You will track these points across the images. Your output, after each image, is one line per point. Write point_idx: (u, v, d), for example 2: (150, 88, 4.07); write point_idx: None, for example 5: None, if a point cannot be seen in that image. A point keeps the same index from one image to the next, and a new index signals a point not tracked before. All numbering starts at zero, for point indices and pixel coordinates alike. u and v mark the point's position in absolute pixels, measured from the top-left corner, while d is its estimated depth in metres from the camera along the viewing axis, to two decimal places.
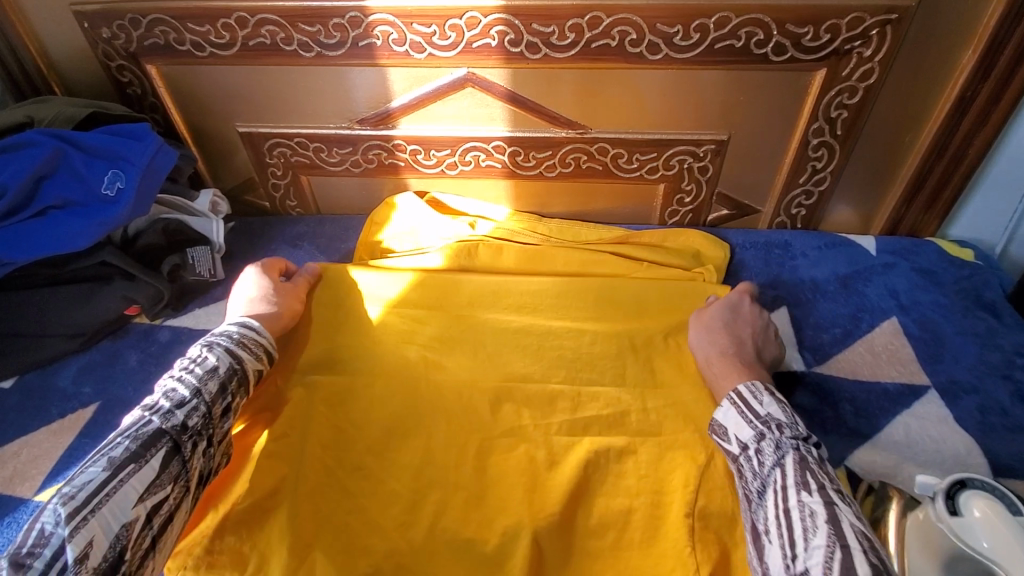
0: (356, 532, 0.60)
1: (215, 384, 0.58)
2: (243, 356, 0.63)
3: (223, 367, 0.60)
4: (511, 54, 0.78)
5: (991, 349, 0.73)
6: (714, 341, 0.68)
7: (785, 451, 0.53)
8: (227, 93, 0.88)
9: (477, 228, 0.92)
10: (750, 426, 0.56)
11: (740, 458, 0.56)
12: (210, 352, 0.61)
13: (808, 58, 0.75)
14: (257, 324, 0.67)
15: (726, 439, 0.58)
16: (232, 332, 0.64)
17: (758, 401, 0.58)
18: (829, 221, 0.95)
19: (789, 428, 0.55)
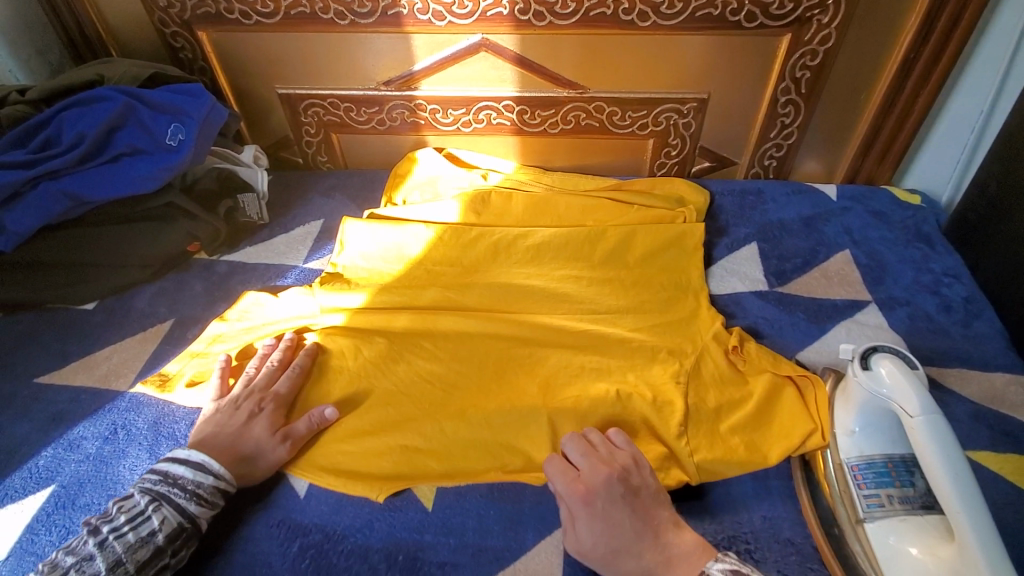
0: (397, 415, 0.73)
1: (142, 557, 0.57)
2: (193, 510, 0.62)
3: (166, 526, 0.60)
4: (520, 22, 0.90)
5: (925, 272, 0.87)
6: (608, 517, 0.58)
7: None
8: (269, 58, 0.99)
9: (489, 178, 1.04)
10: None
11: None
12: (153, 512, 0.60)
13: (774, 24, 0.88)
14: (217, 465, 0.64)
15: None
16: (180, 479, 0.63)
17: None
18: (798, 172, 1.08)
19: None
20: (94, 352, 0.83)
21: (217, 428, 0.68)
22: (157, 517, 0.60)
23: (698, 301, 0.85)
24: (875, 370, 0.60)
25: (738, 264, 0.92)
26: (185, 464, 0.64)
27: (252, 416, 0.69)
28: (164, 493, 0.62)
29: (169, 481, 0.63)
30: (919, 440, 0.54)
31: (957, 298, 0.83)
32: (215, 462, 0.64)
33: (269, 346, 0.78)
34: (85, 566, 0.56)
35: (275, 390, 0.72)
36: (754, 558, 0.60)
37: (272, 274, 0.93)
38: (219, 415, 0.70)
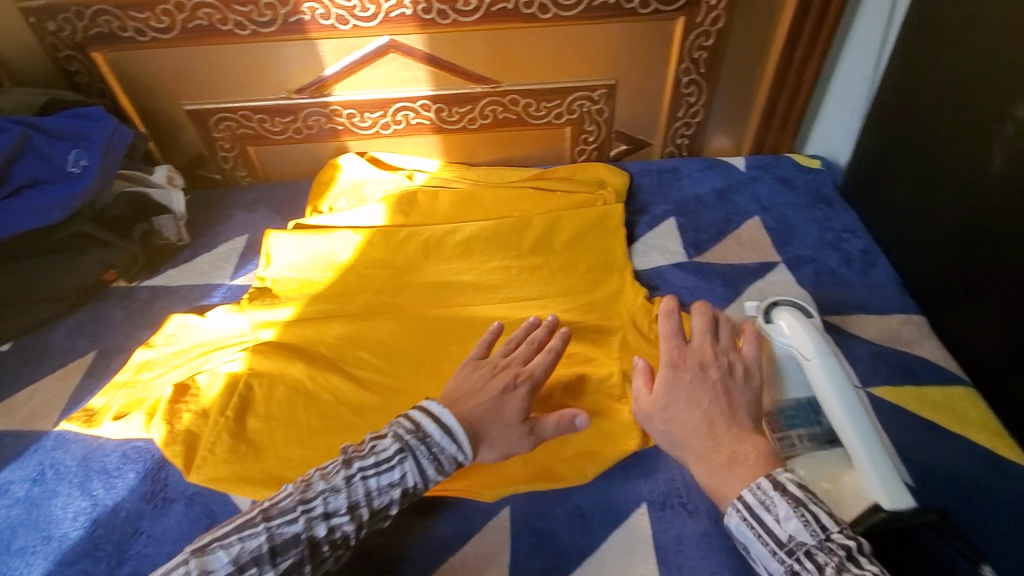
0: (340, 427, 0.72)
1: (376, 505, 0.57)
2: (430, 475, 0.58)
3: (407, 482, 0.57)
4: (425, 21, 0.91)
5: (826, 230, 0.95)
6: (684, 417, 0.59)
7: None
8: (173, 75, 0.97)
9: (414, 179, 1.04)
10: (777, 560, 0.50)
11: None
12: (402, 466, 0.57)
13: (667, 9, 0.93)
14: (462, 436, 0.59)
15: (760, 566, 0.52)
16: (399, 435, 0.59)
17: (774, 515, 0.51)
18: (710, 147, 1.14)
19: (814, 545, 0.49)
20: (11, 395, 0.80)
21: (472, 395, 0.64)
22: (399, 471, 0.57)
23: (623, 278, 0.89)
24: (775, 321, 0.69)
25: (658, 240, 0.96)
26: (437, 422, 0.60)
27: (506, 390, 0.64)
28: (411, 447, 0.58)
29: (422, 434, 0.59)
30: (817, 379, 0.62)
31: (854, 251, 0.91)
32: (462, 431, 0.60)
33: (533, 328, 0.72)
34: (331, 499, 0.55)
35: (530, 369, 0.66)
36: (687, 509, 0.64)
37: (198, 295, 0.91)
38: (478, 372, 0.66)
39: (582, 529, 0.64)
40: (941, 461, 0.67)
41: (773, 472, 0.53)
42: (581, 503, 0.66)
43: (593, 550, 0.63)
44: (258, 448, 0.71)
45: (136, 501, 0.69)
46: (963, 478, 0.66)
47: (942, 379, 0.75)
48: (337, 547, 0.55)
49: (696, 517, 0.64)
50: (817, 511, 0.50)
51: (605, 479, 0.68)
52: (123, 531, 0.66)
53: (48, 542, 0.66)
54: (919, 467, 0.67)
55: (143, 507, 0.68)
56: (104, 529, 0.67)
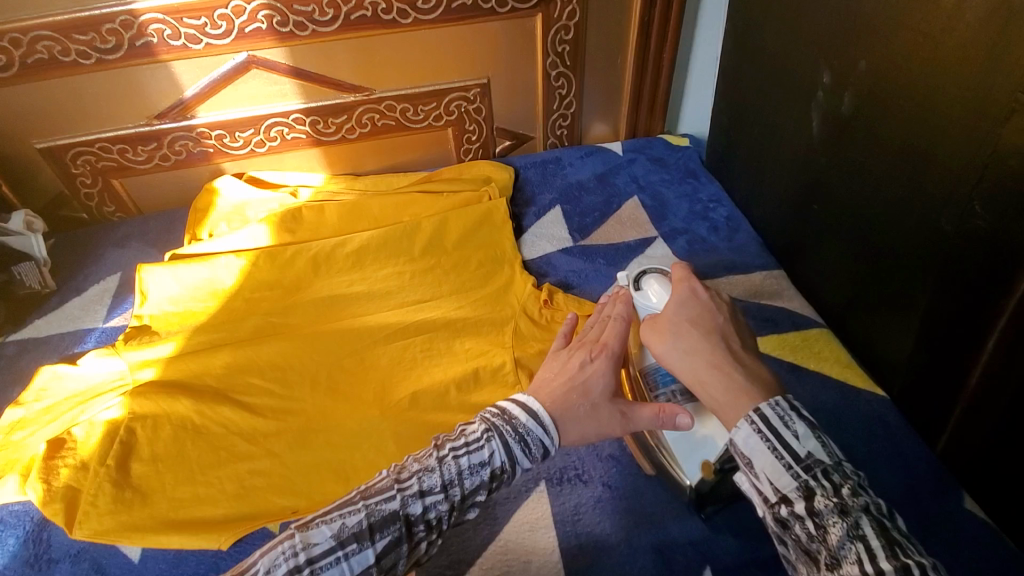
0: (235, 457, 0.71)
1: (472, 483, 0.56)
2: (517, 456, 0.58)
3: (495, 462, 0.57)
4: (283, 34, 0.89)
5: (696, 201, 1.02)
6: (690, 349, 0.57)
7: (852, 509, 0.46)
8: (12, 111, 0.90)
9: (298, 195, 1.02)
10: (790, 475, 0.48)
11: (778, 508, 0.49)
12: (490, 443, 0.57)
13: (525, 6, 0.96)
14: (547, 416, 0.59)
15: (757, 481, 0.50)
16: (506, 415, 0.60)
17: (791, 431, 0.49)
18: (590, 135, 1.20)
19: (833, 466, 0.48)
20: None
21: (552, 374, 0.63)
22: (488, 450, 0.57)
23: (513, 269, 0.92)
24: (644, 289, 0.67)
25: (546, 228, 1.00)
26: (523, 408, 0.60)
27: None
28: (497, 427, 0.59)
29: (506, 417, 0.59)
30: None
31: (722, 218, 0.98)
32: (547, 414, 0.60)
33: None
34: (426, 478, 0.56)
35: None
36: (582, 480, 0.68)
37: (69, 343, 0.85)
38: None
39: (485, 516, 0.65)
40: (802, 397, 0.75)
41: (785, 394, 0.52)
42: (484, 491, 0.68)
43: (496, 534, 0.64)
44: (147, 494, 0.68)
45: (15, 569, 0.64)
46: (821, 410, 0.74)
47: (800, 324, 0.83)
48: (422, 532, 0.54)
49: (590, 485, 0.67)
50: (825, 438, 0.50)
51: None
52: None
53: None
54: None
55: (25, 572, 0.64)
56: None
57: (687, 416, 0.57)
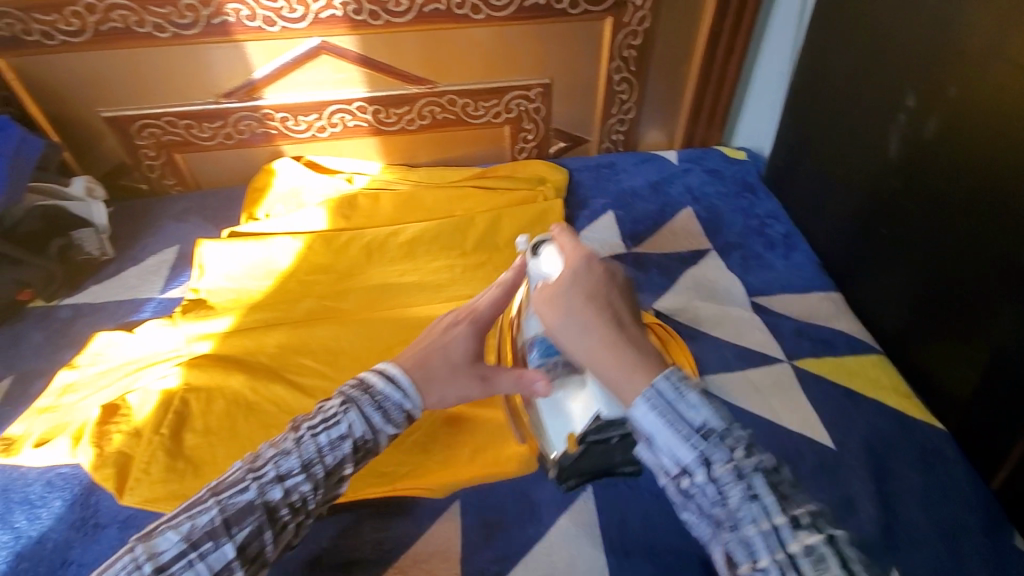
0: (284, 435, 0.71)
1: (331, 463, 0.50)
2: (377, 426, 0.52)
3: (356, 433, 0.51)
4: (357, 22, 0.90)
5: (752, 216, 1.00)
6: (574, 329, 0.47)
7: (749, 473, 0.40)
8: (88, 80, 0.92)
9: (353, 182, 1.03)
10: (689, 446, 0.41)
11: (680, 479, 0.41)
12: (348, 416, 0.51)
13: (596, 9, 0.96)
14: (407, 381, 0.54)
15: (650, 450, 0.42)
16: (368, 384, 0.53)
17: (685, 405, 0.41)
18: (644, 143, 1.19)
19: (727, 433, 0.41)
20: None
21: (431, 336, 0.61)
22: (347, 421, 0.51)
23: None
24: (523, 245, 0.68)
25: (597, 233, 0.99)
26: (381, 375, 0.54)
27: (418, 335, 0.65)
28: (354, 397, 0.52)
29: (366, 387, 0.53)
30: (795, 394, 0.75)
31: (779, 235, 0.97)
32: (406, 376, 0.54)
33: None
34: (283, 461, 0.49)
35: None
36: (632, 486, 0.67)
37: (125, 311, 0.86)
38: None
39: (531, 517, 0.65)
40: (860, 424, 0.73)
41: (683, 371, 0.44)
42: (530, 491, 0.67)
43: (543, 533, 0.64)
44: (196, 465, 0.68)
45: (65, 530, 0.64)
46: (879, 438, 0.72)
47: (858, 349, 0.81)
48: (286, 518, 0.49)
49: (640, 494, 0.66)
50: (717, 399, 0.44)
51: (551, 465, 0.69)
52: (50, 562, 0.62)
53: None
54: (840, 431, 0.72)
55: (72, 536, 0.64)
56: (28, 565, 0.62)
57: (544, 381, 0.57)
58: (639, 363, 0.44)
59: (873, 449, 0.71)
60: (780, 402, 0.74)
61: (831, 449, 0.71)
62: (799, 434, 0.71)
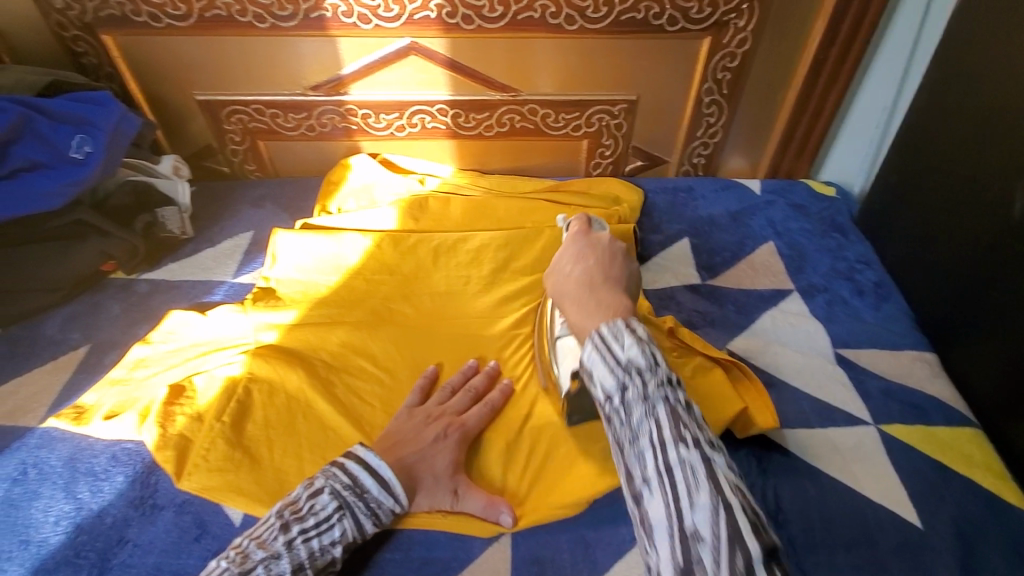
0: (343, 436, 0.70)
1: (320, 565, 0.57)
2: (368, 527, 0.61)
3: (347, 537, 0.59)
4: (449, 25, 0.89)
5: (841, 259, 0.94)
6: (570, 279, 0.58)
7: (655, 402, 0.46)
8: (186, 64, 0.94)
9: (425, 183, 1.02)
10: (612, 375, 0.48)
11: (605, 406, 0.49)
12: (341, 521, 0.59)
13: (695, 27, 0.92)
14: (401, 489, 0.62)
15: (590, 383, 0.49)
16: (357, 483, 0.61)
17: (619, 343, 0.48)
18: (725, 169, 1.14)
19: (650, 373, 0.47)
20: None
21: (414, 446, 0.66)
22: (339, 528, 0.59)
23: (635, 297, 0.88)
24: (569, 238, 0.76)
25: (671, 261, 0.95)
26: (374, 476, 0.62)
27: (438, 439, 0.67)
28: (351, 502, 0.60)
29: (358, 489, 0.61)
30: (880, 464, 0.70)
31: (868, 282, 0.91)
32: (398, 482, 0.62)
33: (477, 376, 0.75)
34: (274, 565, 0.55)
35: (465, 420, 0.70)
36: None
37: (199, 291, 0.88)
38: (413, 422, 0.68)
39: (586, 560, 0.63)
40: (953, 506, 0.66)
41: (629, 319, 0.51)
42: (585, 530, 0.65)
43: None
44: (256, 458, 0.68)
45: (124, 507, 0.65)
46: (975, 523, 0.65)
47: (952, 419, 0.74)
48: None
49: None
50: (656, 348, 0.49)
51: (611, 508, 0.67)
52: (107, 538, 0.63)
53: (27, 547, 0.62)
54: (928, 509, 0.66)
55: (130, 514, 0.65)
56: (87, 537, 0.63)
57: (509, 517, 0.63)
58: (600, 317, 0.52)
59: (968, 537, 0.64)
60: (863, 470, 0.70)
61: (917, 529, 0.65)
62: (886, 507, 0.67)
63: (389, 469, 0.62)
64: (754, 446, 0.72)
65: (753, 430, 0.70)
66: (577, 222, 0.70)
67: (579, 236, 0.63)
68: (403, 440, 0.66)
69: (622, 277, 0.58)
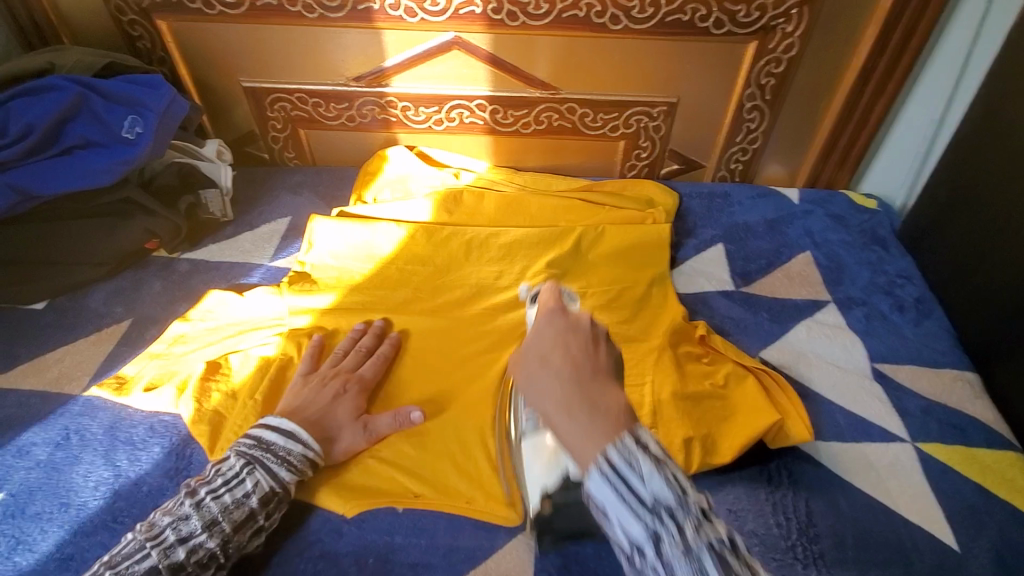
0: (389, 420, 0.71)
1: (237, 517, 0.58)
2: (283, 476, 0.61)
3: (259, 488, 0.60)
4: (493, 21, 0.90)
5: (880, 273, 0.92)
6: (545, 390, 0.44)
7: (699, 554, 0.37)
8: (235, 51, 0.97)
9: (460, 177, 1.03)
10: (639, 523, 0.38)
11: (633, 557, 0.39)
12: (253, 474, 0.60)
13: (741, 31, 0.91)
14: (305, 435, 0.63)
15: (605, 523, 0.40)
16: (256, 441, 0.62)
17: (636, 474, 0.39)
18: (763, 176, 1.12)
19: (682, 512, 0.38)
20: (42, 355, 0.79)
21: (305, 403, 0.68)
22: (250, 480, 0.59)
23: (667, 301, 0.87)
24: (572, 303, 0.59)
25: (705, 265, 0.93)
26: (276, 430, 0.63)
27: (338, 396, 0.69)
28: (258, 457, 0.61)
29: (262, 445, 0.62)
30: (915, 482, 0.68)
31: (909, 298, 0.88)
32: (303, 430, 0.64)
33: (360, 331, 0.78)
34: (183, 525, 0.56)
35: (360, 373, 0.72)
36: None
37: (237, 273, 0.90)
38: (308, 387, 0.70)
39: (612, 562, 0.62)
40: (991, 530, 0.64)
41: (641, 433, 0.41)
42: None
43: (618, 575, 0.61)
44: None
45: (159, 477, 0.67)
46: (1015, 550, 0.63)
47: (992, 442, 0.72)
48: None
49: None
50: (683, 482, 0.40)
51: None
52: (142, 506, 0.64)
53: (66, 510, 0.64)
54: (964, 531, 0.64)
55: (165, 485, 0.66)
56: (124, 504, 0.64)
57: (419, 412, 0.69)
58: (595, 433, 0.41)
59: (1007, 563, 0.62)
60: (897, 487, 0.68)
61: (952, 551, 0.63)
62: (919, 526, 0.65)
63: (281, 419, 0.64)
64: (784, 455, 0.70)
65: (786, 440, 0.70)
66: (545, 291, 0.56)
67: (551, 310, 0.49)
68: (303, 404, 0.67)
69: (600, 354, 0.46)
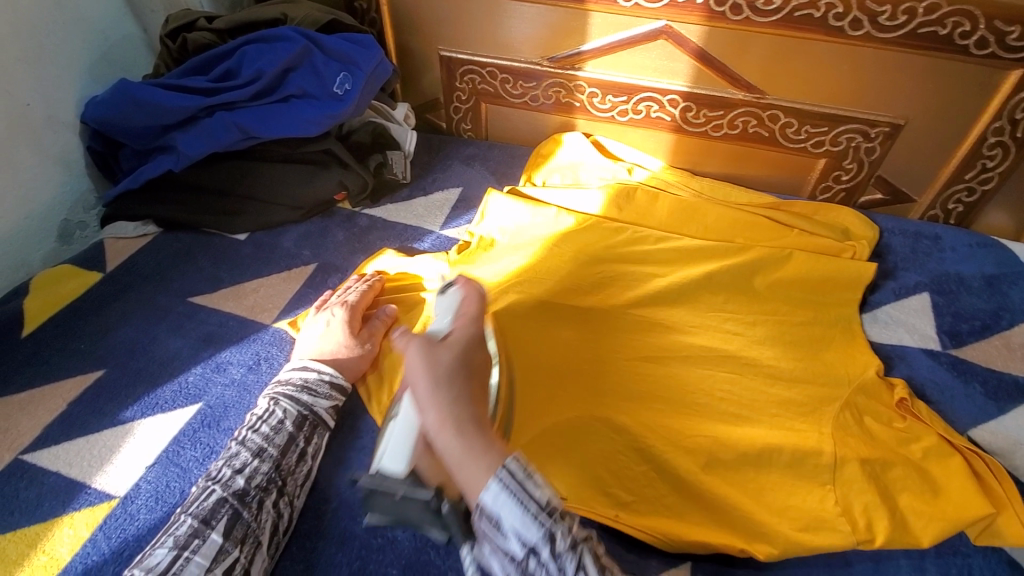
0: (549, 404, 0.69)
1: (280, 441, 0.62)
2: (305, 401, 0.67)
3: (289, 416, 0.65)
4: (714, 14, 0.84)
5: None
6: (427, 410, 0.52)
7: (579, 550, 0.48)
8: (440, 19, 0.98)
9: (634, 173, 0.98)
10: (537, 523, 0.47)
11: (525, 560, 0.47)
12: (280, 404, 0.65)
13: (1008, 56, 0.77)
14: (314, 364, 0.70)
15: (500, 534, 0.48)
16: (278, 383, 0.69)
17: (535, 482, 0.49)
18: (981, 224, 0.96)
19: (562, 517, 0.49)
20: (242, 283, 0.86)
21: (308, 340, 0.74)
22: (279, 410, 0.65)
23: (857, 347, 0.77)
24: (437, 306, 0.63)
25: (904, 314, 0.82)
26: (294, 371, 0.70)
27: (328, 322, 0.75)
28: (278, 392, 0.67)
29: (283, 384, 0.68)
30: None
31: None
32: (306, 361, 0.71)
33: (352, 281, 0.83)
34: (231, 462, 0.60)
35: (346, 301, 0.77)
36: None
37: (410, 236, 0.94)
38: (310, 329, 0.75)
39: None
40: None
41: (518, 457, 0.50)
42: None
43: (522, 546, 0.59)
44: None
45: None
46: None
47: None
48: (257, 498, 0.58)
49: None
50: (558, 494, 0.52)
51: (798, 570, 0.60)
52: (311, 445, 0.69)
53: None
54: None
55: (339, 430, 0.71)
56: None
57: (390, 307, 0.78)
58: (485, 456, 0.49)
59: None
60: None
61: None
62: None
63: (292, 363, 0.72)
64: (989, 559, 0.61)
65: (994, 538, 0.61)
66: (461, 286, 0.63)
67: (470, 317, 0.60)
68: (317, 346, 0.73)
69: (472, 358, 0.57)
